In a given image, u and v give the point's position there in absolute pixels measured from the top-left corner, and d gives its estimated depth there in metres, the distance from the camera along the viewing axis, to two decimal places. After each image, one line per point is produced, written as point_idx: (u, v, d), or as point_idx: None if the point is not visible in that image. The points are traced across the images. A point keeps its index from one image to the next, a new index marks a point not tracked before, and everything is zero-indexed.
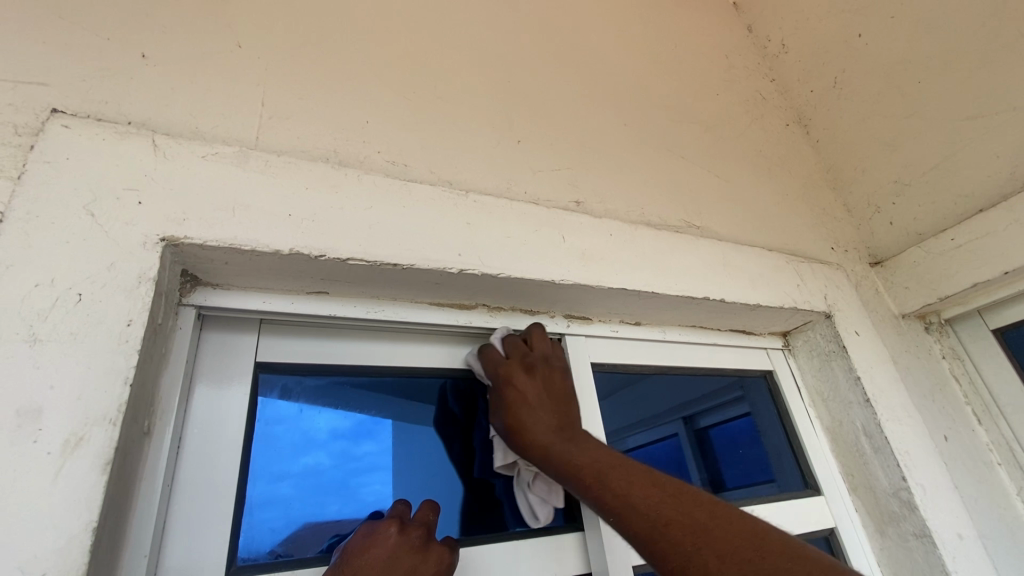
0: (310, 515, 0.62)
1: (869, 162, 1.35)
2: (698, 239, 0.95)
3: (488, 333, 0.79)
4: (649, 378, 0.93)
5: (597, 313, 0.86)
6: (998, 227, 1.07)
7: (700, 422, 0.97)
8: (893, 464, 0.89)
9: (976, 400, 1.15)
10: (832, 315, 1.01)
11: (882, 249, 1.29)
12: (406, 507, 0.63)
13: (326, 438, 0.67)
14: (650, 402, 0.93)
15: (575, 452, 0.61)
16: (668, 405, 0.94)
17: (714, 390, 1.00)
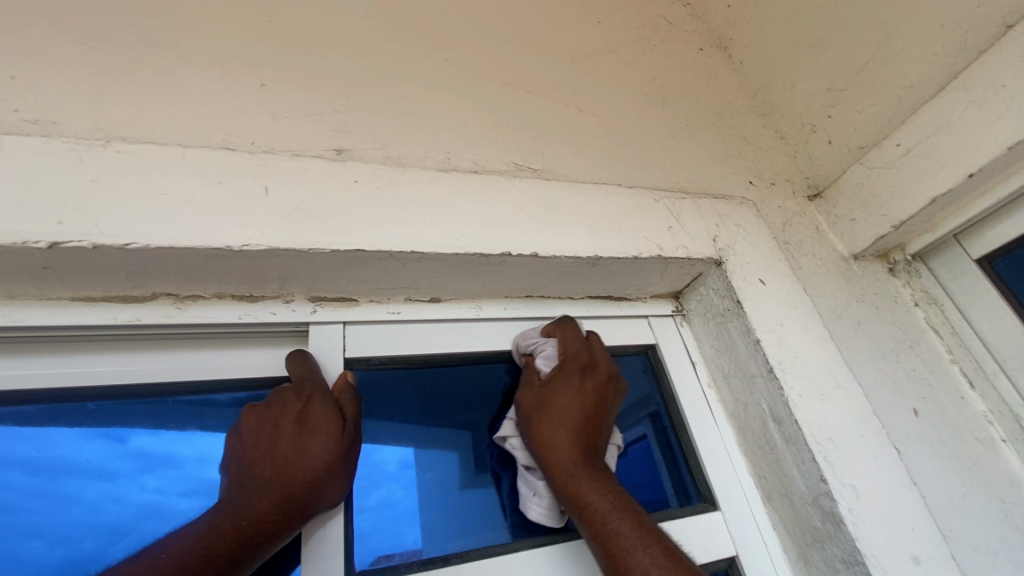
0: (390, 548, 0.56)
1: (798, 71, 1.07)
2: (513, 180, 0.71)
3: (185, 332, 0.58)
4: (623, 361, 0.78)
5: (358, 291, 0.64)
6: (953, 116, 0.79)
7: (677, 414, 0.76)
8: (808, 460, 0.62)
9: (965, 357, 0.84)
10: (723, 262, 0.75)
11: (824, 176, 1.00)
12: (306, 368, 0.57)
13: (396, 468, 0.61)
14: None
15: (592, 474, 0.54)
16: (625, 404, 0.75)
17: (630, 377, 0.77)
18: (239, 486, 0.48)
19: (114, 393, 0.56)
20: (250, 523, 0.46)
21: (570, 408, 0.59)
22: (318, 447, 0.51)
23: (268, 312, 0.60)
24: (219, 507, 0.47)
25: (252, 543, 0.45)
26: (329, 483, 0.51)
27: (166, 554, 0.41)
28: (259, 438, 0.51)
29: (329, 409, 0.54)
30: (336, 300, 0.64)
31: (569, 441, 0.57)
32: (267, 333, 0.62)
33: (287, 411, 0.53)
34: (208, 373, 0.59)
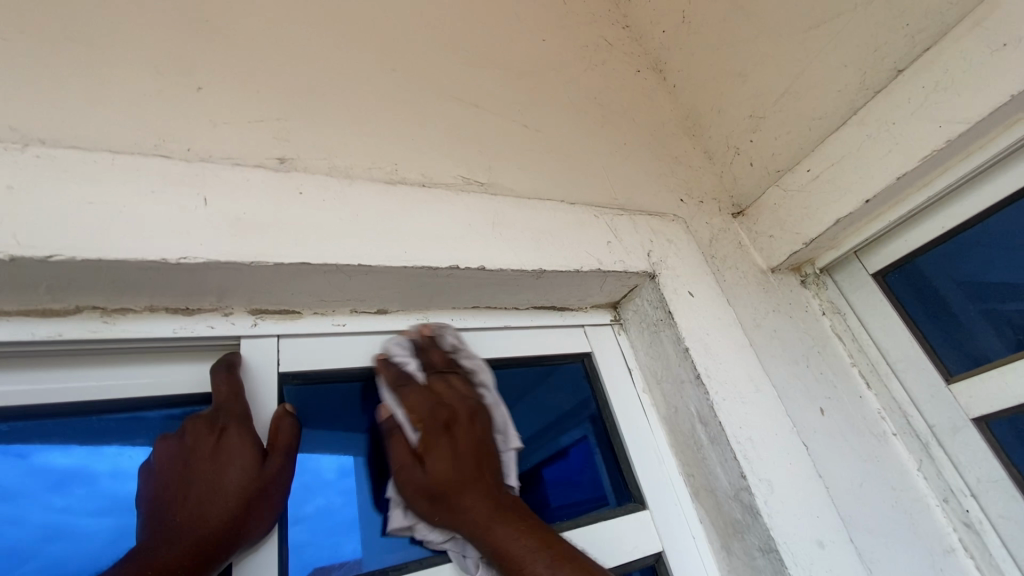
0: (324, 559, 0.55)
1: (725, 98, 1.16)
2: (460, 194, 0.72)
3: (113, 348, 0.55)
4: (560, 368, 0.80)
5: (303, 303, 0.63)
6: (853, 146, 0.89)
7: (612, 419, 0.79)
8: (731, 458, 0.68)
9: (863, 360, 0.95)
10: (656, 275, 0.80)
11: (746, 195, 1.09)
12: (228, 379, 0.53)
13: (337, 476, 0.60)
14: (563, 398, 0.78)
15: (501, 533, 0.51)
16: (563, 411, 0.78)
17: (569, 383, 0.80)
18: (149, 533, 0.44)
19: (26, 415, 0.51)
20: (157, 574, 0.42)
21: (451, 464, 0.55)
22: (233, 482, 0.47)
23: (205, 326, 0.58)
24: (127, 558, 0.43)
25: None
26: (252, 521, 0.48)
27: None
28: (169, 474, 0.47)
29: (246, 440, 0.50)
30: (279, 312, 0.62)
31: (477, 495, 0.54)
32: (204, 348, 0.59)
33: (199, 445, 0.48)
34: (136, 391, 0.55)
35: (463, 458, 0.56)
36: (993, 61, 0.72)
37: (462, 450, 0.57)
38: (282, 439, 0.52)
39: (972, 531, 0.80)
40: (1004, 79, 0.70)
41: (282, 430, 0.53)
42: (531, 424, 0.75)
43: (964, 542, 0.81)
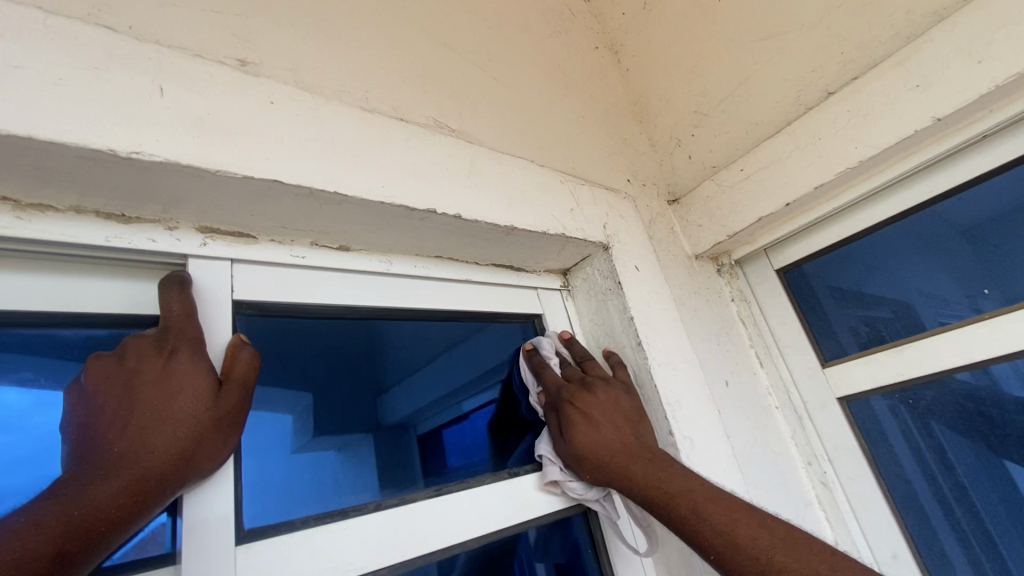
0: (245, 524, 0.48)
1: (674, 90, 1.22)
2: (436, 136, 0.69)
3: (24, 250, 0.46)
4: (486, 326, 0.80)
5: (261, 228, 0.57)
6: (782, 154, 0.99)
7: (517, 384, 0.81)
8: (662, 416, 0.75)
9: (760, 343, 1.09)
10: (609, 247, 0.84)
11: (681, 185, 1.18)
12: (179, 298, 0.47)
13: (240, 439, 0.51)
14: (473, 362, 0.77)
15: (657, 480, 0.59)
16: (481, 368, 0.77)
17: (495, 345, 0.80)
18: (76, 462, 0.37)
19: None
20: (89, 511, 0.35)
21: (588, 429, 0.64)
22: (185, 412, 0.41)
23: (146, 239, 0.50)
24: (46, 490, 0.35)
25: (90, 536, 0.35)
26: (204, 455, 0.42)
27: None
28: (102, 399, 0.40)
29: (199, 367, 0.44)
30: (232, 234, 0.56)
31: (605, 449, 0.62)
32: (140, 264, 0.51)
33: (142, 367, 0.42)
34: (48, 303, 0.47)
35: (602, 421, 0.65)
36: (905, 98, 0.83)
37: (610, 404, 0.67)
38: (236, 371, 0.47)
39: (826, 488, 0.97)
40: (911, 116, 0.82)
41: (238, 359, 0.48)
42: (444, 383, 0.72)
43: (820, 498, 0.98)
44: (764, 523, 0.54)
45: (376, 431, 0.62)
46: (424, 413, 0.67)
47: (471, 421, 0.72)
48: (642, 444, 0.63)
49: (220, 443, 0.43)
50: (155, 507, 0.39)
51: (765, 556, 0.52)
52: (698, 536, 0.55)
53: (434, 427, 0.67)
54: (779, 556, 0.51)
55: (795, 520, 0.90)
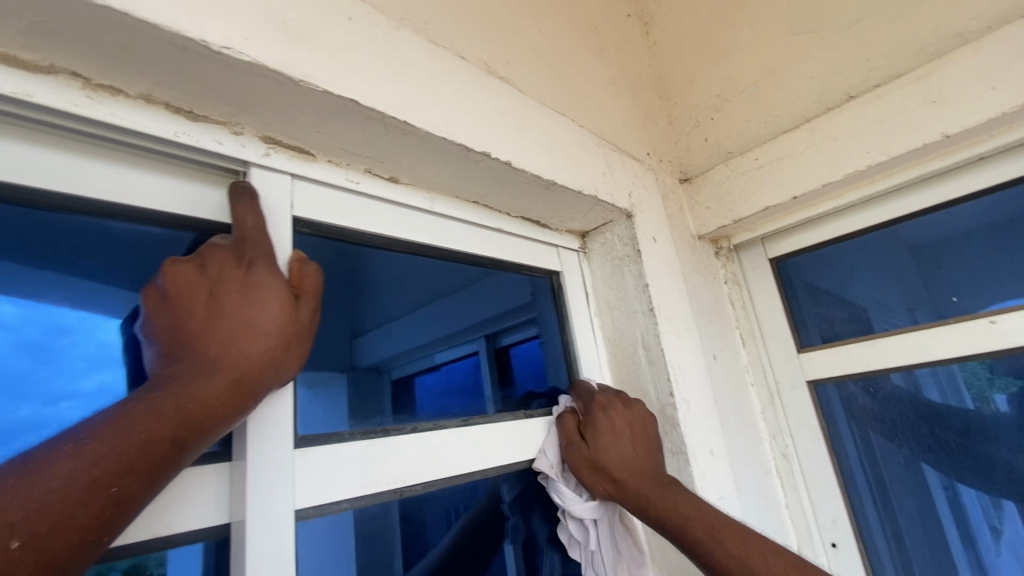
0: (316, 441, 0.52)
1: (699, 70, 1.23)
2: (491, 80, 0.69)
3: (91, 132, 0.45)
4: (479, 281, 0.79)
5: (322, 147, 0.56)
6: (798, 149, 1.03)
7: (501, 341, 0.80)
8: (664, 378, 0.81)
9: (745, 325, 1.16)
10: (632, 215, 0.87)
11: (693, 166, 1.21)
12: (251, 209, 0.48)
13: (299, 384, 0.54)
14: (460, 312, 0.75)
15: (678, 502, 0.62)
16: (465, 319, 0.76)
17: (484, 298, 0.79)
18: (173, 362, 0.39)
19: None
20: (198, 405, 0.37)
21: (607, 443, 0.68)
22: (271, 322, 0.42)
23: (212, 140, 0.50)
24: (151, 385, 0.37)
25: (199, 428, 0.37)
26: (287, 364, 0.44)
27: (95, 438, 0.32)
28: (189, 304, 0.41)
29: (278, 279, 0.45)
30: (293, 149, 0.55)
31: (620, 468, 0.66)
32: (201, 165, 0.51)
33: (225, 276, 0.42)
34: (110, 193, 0.46)
35: (620, 438, 0.69)
36: (922, 111, 0.88)
37: (627, 424, 0.71)
38: (306, 285, 0.48)
39: (786, 460, 1.07)
40: (924, 129, 0.88)
41: (306, 273, 0.49)
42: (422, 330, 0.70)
43: (778, 468, 1.07)
44: (773, 549, 0.56)
45: (349, 372, 0.59)
46: (399, 358, 0.65)
47: (445, 370, 0.70)
48: (654, 469, 0.67)
49: (298, 353, 0.45)
50: (249, 408, 0.41)
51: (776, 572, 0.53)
52: (710, 557, 0.57)
53: (407, 374, 0.65)
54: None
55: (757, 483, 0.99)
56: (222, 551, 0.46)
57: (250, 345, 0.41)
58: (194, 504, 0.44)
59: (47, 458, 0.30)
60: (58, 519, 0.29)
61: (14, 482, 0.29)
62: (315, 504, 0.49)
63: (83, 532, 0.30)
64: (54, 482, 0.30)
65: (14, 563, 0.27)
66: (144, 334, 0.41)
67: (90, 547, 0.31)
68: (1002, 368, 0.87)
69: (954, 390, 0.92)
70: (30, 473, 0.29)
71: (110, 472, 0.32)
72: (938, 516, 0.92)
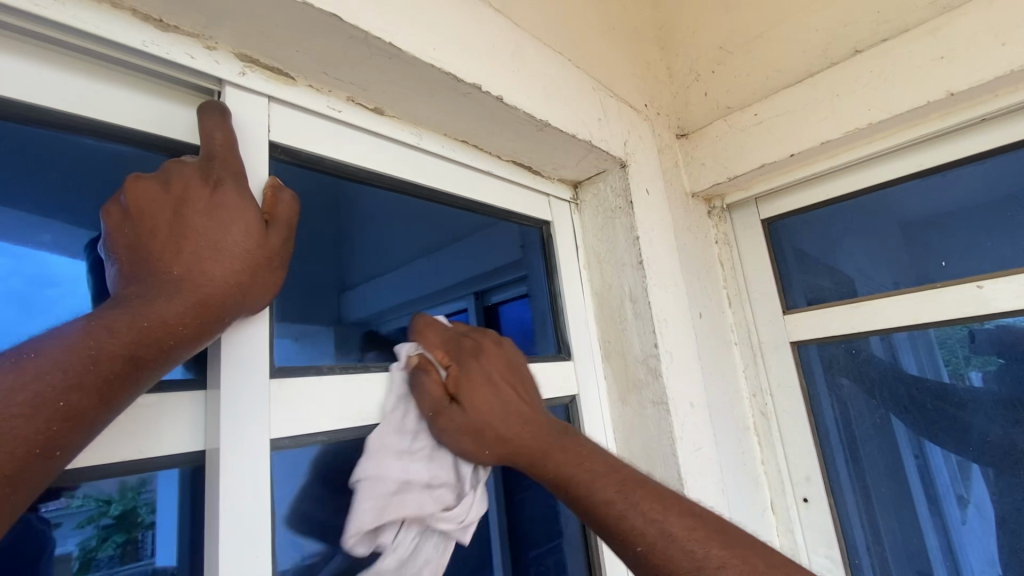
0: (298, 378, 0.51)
1: (703, 20, 1.18)
2: (483, 10, 0.65)
3: (50, 34, 0.41)
4: (467, 238, 0.77)
5: (303, 69, 0.53)
6: (798, 104, 1.00)
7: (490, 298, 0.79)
8: (649, 331, 0.81)
9: (733, 285, 1.16)
10: (626, 165, 0.85)
11: (691, 121, 1.18)
12: (220, 127, 0.45)
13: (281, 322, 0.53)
14: (448, 268, 0.73)
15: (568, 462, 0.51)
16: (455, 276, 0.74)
17: (474, 253, 0.77)
18: (133, 282, 0.37)
19: None
20: (157, 324, 0.35)
21: (483, 391, 0.57)
22: (238, 245, 0.41)
23: (184, 53, 0.46)
24: (107, 303, 0.35)
25: (160, 348, 0.35)
26: (257, 290, 0.42)
27: (44, 351, 0.30)
28: (152, 222, 0.39)
29: (246, 201, 0.42)
30: (271, 70, 0.52)
31: (512, 425, 0.55)
32: (173, 80, 0.48)
33: (191, 194, 0.40)
34: (71, 103, 0.43)
35: (497, 387, 0.58)
36: (927, 67, 0.86)
37: (501, 366, 0.60)
38: (278, 211, 0.46)
39: (764, 418, 1.09)
40: (929, 86, 0.85)
41: (279, 199, 0.47)
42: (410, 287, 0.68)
43: (756, 425, 1.09)
44: (683, 507, 0.46)
45: (337, 325, 0.58)
46: (386, 313, 0.63)
47: None
48: (551, 418, 0.57)
49: (270, 280, 0.43)
50: (217, 332, 0.39)
51: (702, 550, 0.42)
52: (613, 525, 0.46)
53: (394, 328, 0.64)
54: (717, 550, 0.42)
55: (735, 437, 1.01)
56: (198, 479, 0.46)
57: (217, 268, 0.39)
58: (167, 429, 0.43)
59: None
60: (1, 430, 0.28)
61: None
62: (291, 435, 0.50)
63: (30, 446, 0.28)
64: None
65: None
66: (105, 252, 0.39)
67: (40, 462, 0.29)
68: (980, 338, 0.88)
69: (931, 359, 0.93)
70: None
71: (65, 385, 0.30)
72: (906, 478, 0.95)
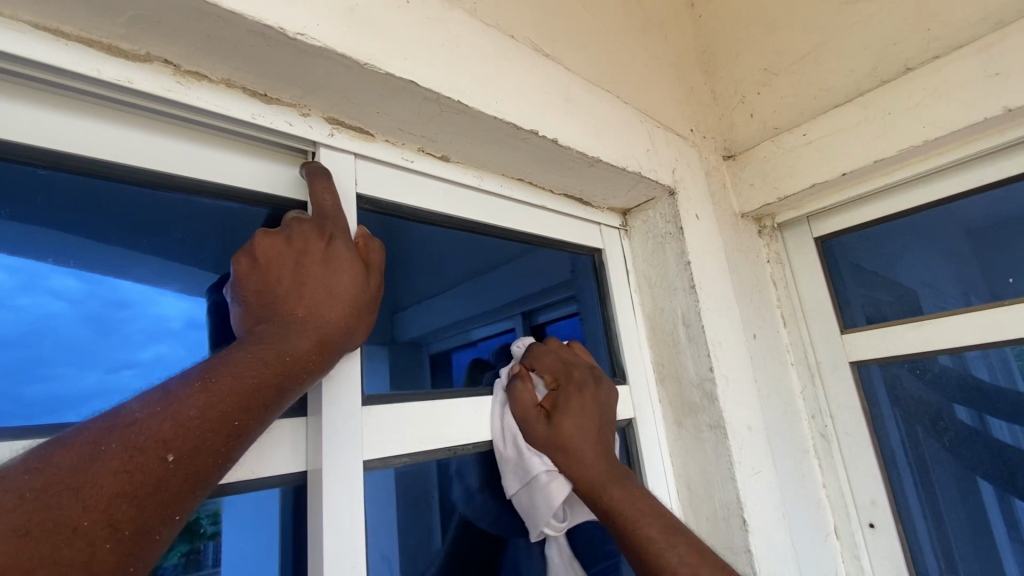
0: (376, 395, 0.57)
1: (746, 43, 1.19)
2: (538, 60, 0.70)
3: (178, 115, 0.49)
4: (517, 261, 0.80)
5: (381, 127, 0.60)
6: (849, 124, 0.99)
7: (537, 318, 0.83)
8: (703, 354, 0.82)
9: (787, 305, 1.15)
10: (676, 193, 0.88)
11: (737, 143, 1.19)
12: (325, 186, 0.51)
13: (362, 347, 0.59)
14: (498, 292, 0.77)
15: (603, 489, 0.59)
16: (506, 297, 0.78)
17: (526, 278, 0.81)
18: (266, 321, 0.43)
19: (72, 167, 0.45)
20: (295, 357, 0.41)
21: (586, 415, 0.65)
22: (349, 290, 0.46)
23: (284, 121, 0.53)
24: (252, 337, 0.41)
25: (296, 378, 0.41)
26: (360, 329, 0.48)
27: (218, 377, 0.36)
28: (279, 271, 0.45)
29: (353, 252, 0.48)
30: (354, 129, 0.59)
31: (588, 448, 0.62)
32: (274, 144, 0.55)
33: (310, 246, 0.46)
34: (195, 171, 0.50)
35: (583, 419, 0.64)
36: (986, 83, 0.84)
37: (587, 395, 0.67)
38: (371, 256, 0.51)
39: (825, 440, 1.06)
40: (986, 102, 0.84)
41: (373, 247, 0.52)
42: (461, 309, 0.72)
43: (816, 447, 1.07)
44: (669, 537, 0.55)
45: (395, 345, 0.62)
46: (439, 333, 0.68)
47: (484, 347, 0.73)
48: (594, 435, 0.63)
49: (369, 319, 0.49)
50: (331, 366, 0.45)
51: None
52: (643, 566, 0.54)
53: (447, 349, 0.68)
54: (687, 559, 0.53)
55: (794, 461, 0.99)
56: (300, 495, 0.51)
57: (333, 309, 0.45)
58: (275, 452, 0.49)
59: (183, 391, 0.35)
60: (198, 442, 0.34)
61: (160, 410, 0.33)
62: (381, 457, 0.55)
63: (215, 455, 0.35)
64: (193, 410, 0.34)
65: (168, 474, 0.32)
66: (233, 296, 0.45)
67: (218, 469, 0.35)
68: None
69: (1005, 370, 0.89)
70: (173, 404, 0.34)
71: (234, 408, 0.36)
72: (983, 498, 0.91)
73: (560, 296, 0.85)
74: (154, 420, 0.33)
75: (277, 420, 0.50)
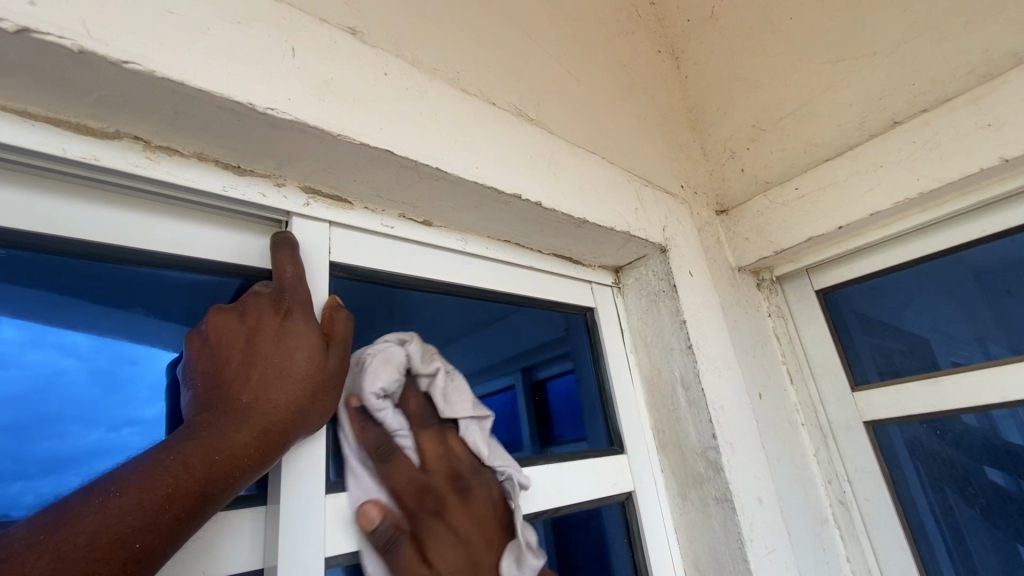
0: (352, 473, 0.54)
1: (732, 101, 1.22)
2: (520, 126, 0.70)
3: (147, 190, 0.48)
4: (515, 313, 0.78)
5: (358, 195, 0.59)
6: (841, 177, 0.99)
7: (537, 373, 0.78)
8: (705, 420, 0.77)
9: (793, 361, 1.11)
10: (667, 250, 0.86)
11: (730, 198, 1.18)
12: (291, 258, 0.50)
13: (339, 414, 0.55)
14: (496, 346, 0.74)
15: None
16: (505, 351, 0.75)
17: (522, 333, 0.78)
18: (207, 409, 0.40)
19: (32, 246, 0.44)
20: (226, 455, 0.37)
21: None
22: (300, 370, 0.44)
23: (257, 193, 0.52)
24: (182, 432, 0.38)
25: (225, 479, 0.37)
26: (313, 413, 0.44)
27: (126, 489, 0.33)
28: (227, 353, 0.42)
29: (311, 327, 0.46)
30: (331, 198, 0.58)
31: None
32: (247, 215, 0.54)
33: (264, 324, 0.44)
34: (162, 247, 0.49)
35: None
36: (977, 135, 0.84)
37: None
38: (334, 331, 0.49)
39: (845, 508, 0.99)
40: (977, 154, 0.83)
41: (339, 320, 0.50)
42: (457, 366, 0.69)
43: (836, 516, 1.00)
44: None
45: None
46: None
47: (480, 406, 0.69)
48: None
49: (325, 402, 0.46)
50: (274, 459, 0.41)
51: None
52: None
53: None
54: None
55: (813, 534, 0.92)
56: None
57: (279, 394, 0.42)
58: (231, 548, 0.45)
59: (80, 510, 0.31)
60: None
61: (45, 536, 0.29)
62: (347, 552, 0.50)
63: None
64: (83, 536, 0.30)
65: None
66: (183, 377, 0.43)
67: None
68: None
69: None
70: (63, 527, 0.30)
71: (136, 529, 0.32)
72: None
73: (556, 352, 0.82)
74: (34, 551, 0.29)
75: (236, 511, 0.46)
